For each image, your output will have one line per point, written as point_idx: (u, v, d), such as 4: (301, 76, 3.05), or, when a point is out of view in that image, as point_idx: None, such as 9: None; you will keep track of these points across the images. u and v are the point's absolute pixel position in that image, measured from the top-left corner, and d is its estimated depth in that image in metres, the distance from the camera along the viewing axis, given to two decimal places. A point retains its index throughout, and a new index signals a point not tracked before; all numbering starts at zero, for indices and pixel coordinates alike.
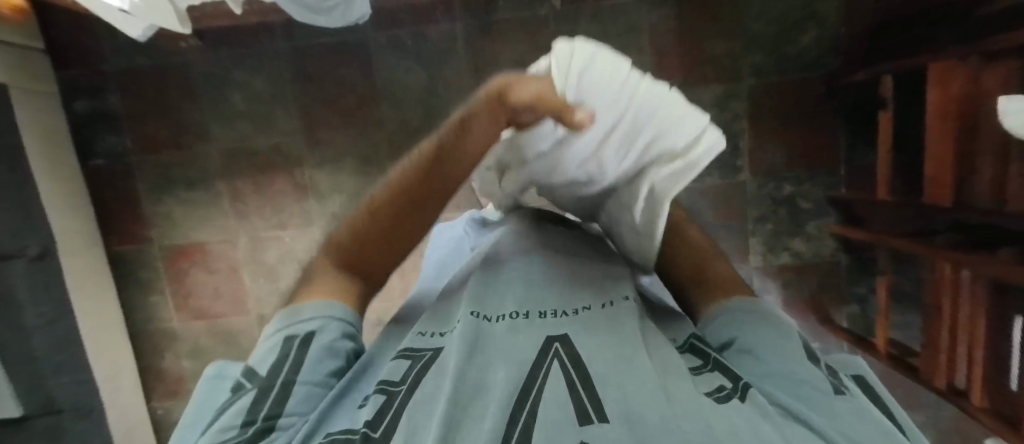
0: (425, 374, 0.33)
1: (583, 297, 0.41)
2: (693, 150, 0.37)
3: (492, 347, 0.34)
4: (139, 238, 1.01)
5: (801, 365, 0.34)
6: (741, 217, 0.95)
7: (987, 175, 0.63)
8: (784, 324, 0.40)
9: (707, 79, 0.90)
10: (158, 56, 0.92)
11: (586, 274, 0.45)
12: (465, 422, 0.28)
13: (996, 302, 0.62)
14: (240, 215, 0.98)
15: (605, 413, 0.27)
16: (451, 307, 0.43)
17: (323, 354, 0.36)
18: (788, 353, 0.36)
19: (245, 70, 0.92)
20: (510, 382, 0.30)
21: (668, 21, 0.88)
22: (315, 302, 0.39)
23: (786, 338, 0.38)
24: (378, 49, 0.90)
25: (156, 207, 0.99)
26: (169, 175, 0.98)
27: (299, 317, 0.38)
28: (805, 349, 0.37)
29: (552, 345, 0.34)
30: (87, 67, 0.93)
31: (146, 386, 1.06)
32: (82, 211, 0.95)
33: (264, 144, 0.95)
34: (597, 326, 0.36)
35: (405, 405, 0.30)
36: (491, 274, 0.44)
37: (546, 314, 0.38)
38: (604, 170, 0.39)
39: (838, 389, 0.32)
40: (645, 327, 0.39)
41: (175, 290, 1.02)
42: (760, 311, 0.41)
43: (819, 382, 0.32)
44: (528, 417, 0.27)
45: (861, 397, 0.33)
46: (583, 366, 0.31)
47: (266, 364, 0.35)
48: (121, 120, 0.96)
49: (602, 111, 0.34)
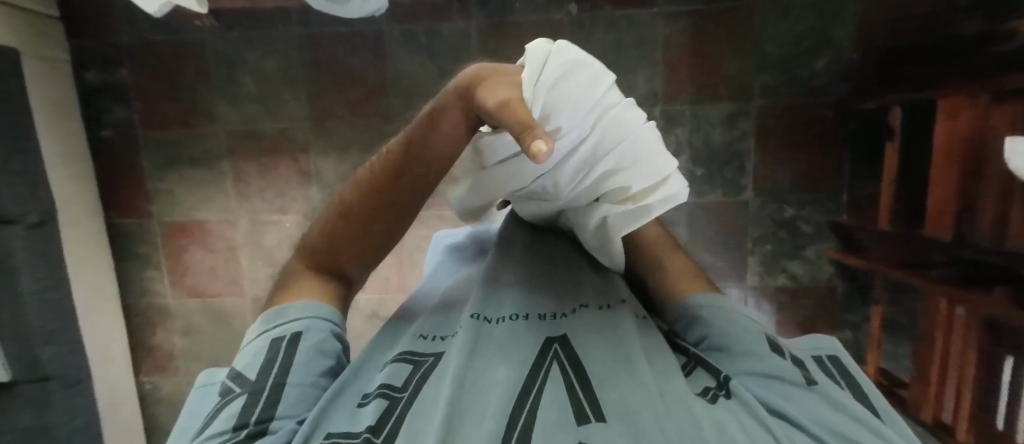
0: (428, 377, 0.33)
1: (580, 301, 0.41)
2: (649, 195, 0.35)
3: (492, 350, 0.34)
4: (140, 212, 1.01)
5: (771, 355, 0.36)
6: (741, 235, 0.95)
7: (988, 214, 0.62)
8: (748, 316, 0.41)
9: (718, 96, 0.91)
10: (171, 32, 0.92)
11: (578, 280, 0.44)
12: (466, 415, 0.28)
13: (988, 341, 0.61)
14: (242, 197, 0.98)
15: (602, 412, 0.28)
16: (450, 311, 0.44)
17: (311, 356, 0.36)
18: (754, 343, 0.37)
19: (257, 52, 0.92)
20: (511, 385, 0.30)
21: (683, 35, 0.89)
22: (304, 303, 0.40)
23: (751, 329, 0.38)
24: (392, 41, 0.90)
25: (158, 183, 0.99)
26: (174, 151, 0.98)
27: (281, 321, 0.38)
28: (770, 338, 0.38)
29: (551, 346, 0.35)
30: (99, 38, 0.93)
31: (136, 360, 1.06)
32: (85, 180, 0.95)
33: (272, 128, 0.95)
34: (593, 328, 0.37)
35: (411, 401, 0.31)
36: (486, 274, 0.44)
37: (545, 316, 0.39)
38: (559, 188, 0.37)
39: (810, 381, 0.33)
40: (644, 329, 0.39)
41: (171, 267, 1.02)
42: (722, 305, 0.41)
43: (791, 374, 0.34)
44: (529, 413, 0.28)
45: (831, 383, 0.34)
46: (580, 368, 0.32)
47: (254, 368, 0.35)
48: (131, 92, 0.96)
49: (569, 124, 0.31)
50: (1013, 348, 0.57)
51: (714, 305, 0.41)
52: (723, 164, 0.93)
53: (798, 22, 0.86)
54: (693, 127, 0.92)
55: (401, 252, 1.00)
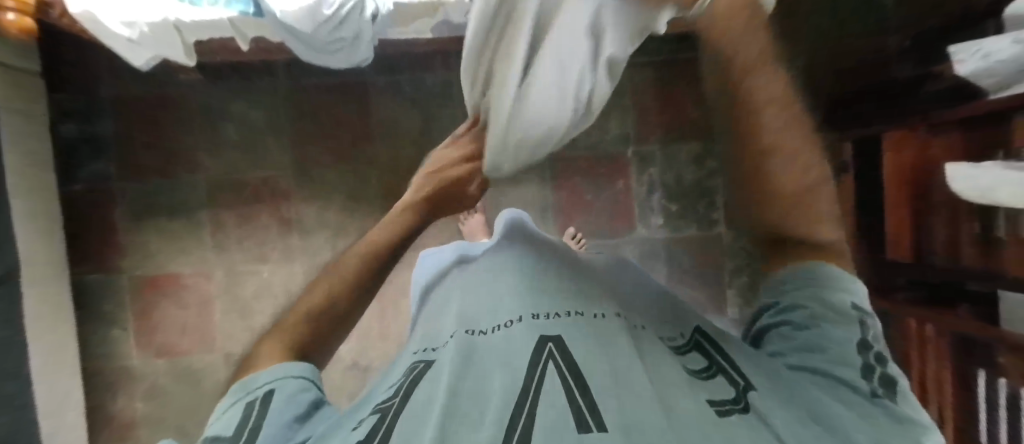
0: (419, 382, 0.32)
1: (573, 303, 0.39)
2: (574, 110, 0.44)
3: (484, 358, 0.32)
4: (109, 267, 0.97)
5: (846, 355, 0.36)
6: (719, 268, 0.99)
7: (942, 235, 0.67)
8: (853, 297, 0.39)
9: (686, 138, 0.97)
10: (156, 86, 0.94)
11: (573, 286, 0.43)
12: (458, 427, 0.25)
13: (959, 355, 0.64)
14: (219, 248, 0.96)
15: (604, 422, 0.24)
16: (440, 321, 0.43)
17: (286, 404, 0.34)
18: (834, 338, 0.37)
19: (243, 104, 0.94)
20: (510, 388, 0.28)
21: (651, 83, 0.96)
22: (272, 368, 0.37)
23: (841, 315, 0.38)
24: (376, 91, 0.94)
25: (132, 235, 0.96)
26: (151, 203, 0.96)
27: (254, 384, 0.36)
28: (862, 329, 0.37)
29: (546, 345, 0.32)
30: (84, 92, 0.94)
31: (92, 430, 0.97)
32: (55, 235, 0.92)
33: (254, 177, 0.96)
34: (591, 335, 0.34)
35: (398, 414, 0.28)
36: (483, 286, 0.44)
37: (541, 315, 0.36)
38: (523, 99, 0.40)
39: (876, 392, 0.34)
40: (638, 339, 0.36)
41: (140, 324, 0.97)
42: (826, 281, 0.40)
43: (858, 384, 0.34)
44: (525, 422, 0.25)
45: (908, 392, 0.34)
46: (577, 371, 0.29)
47: (226, 425, 0.33)
48: (111, 145, 0.95)
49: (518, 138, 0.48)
50: (983, 361, 0.60)
51: (815, 279, 0.41)
52: (695, 201, 0.98)
53: None
54: (664, 167, 0.98)
55: (384, 297, 0.98)
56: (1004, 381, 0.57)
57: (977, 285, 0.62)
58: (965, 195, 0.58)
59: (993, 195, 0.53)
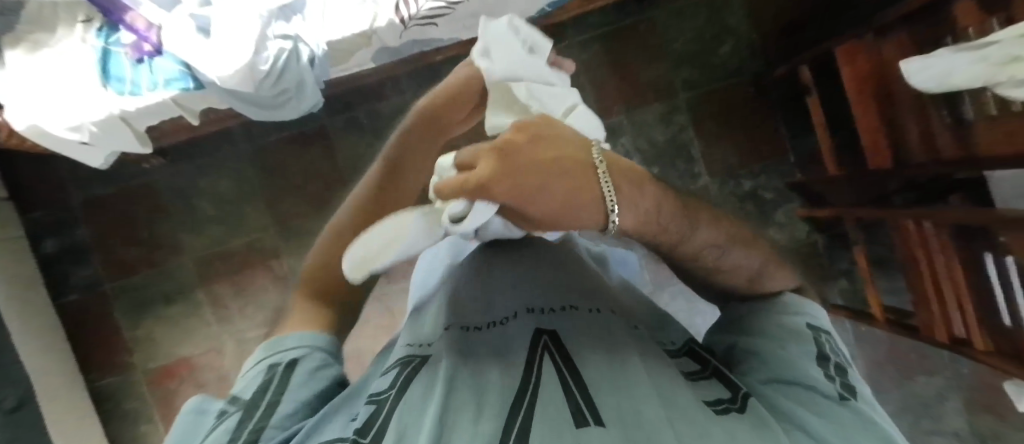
0: (415, 375, 0.31)
1: (568, 295, 0.38)
2: None
3: (479, 354, 0.31)
4: (121, 367, 0.97)
5: (804, 362, 0.30)
6: None
7: (915, 131, 0.67)
8: (807, 316, 0.34)
9: (647, 101, 0.99)
10: (124, 181, 0.95)
11: (572, 279, 0.40)
12: (455, 425, 0.24)
13: (963, 244, 0.63)
14: (222, 321, 0.96)
15: (602, 415, 0.24)
16: (428, 316, 0.41)
17: (308, 381, 0.30)
18: (793, 349, 0.31)
19: (211, 176, 0.95)
20: (509, 387, 0.27)
21: (599, 58, 0.98)
22: (301, 332, 0.33)
23: (796, 333, 0.32)
24: (337, 132, 0.95)
25: (135, 330, 0.97)
26: (145, 295, 0.96)
27: (280, 345, 0.32)
28: (817, 342, 0.31)
29: (541, 338, 0.32)
30: (55, 205, 0.95)
31: None
32: (60, 349, 0.92)
33: (240, 244, 0.96)
34: (587, 328, 0.33)
35: (393, 409, 0.27)
36: (472, 278, 0.41)
37: (535, 309, 0.36)
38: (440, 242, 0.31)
39: (843, 393, 0.27)
40: (635, 332, 0.34)
41: (164, 414, 0.97)
42: (780, 305, 0.35)
43: (819, 383, 0.28)
44: (525, 414, 0.24)
45: (873, 402, 0.28)
46: (574, 366, 0.28)
47: (247, 391, 0.29)
48: (92, 249, 0.96)
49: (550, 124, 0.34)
50: (987, 245, 0.59)
51: (769, 303, 0.36)
52: (673, 158, 0.99)
53: (695, 20, 0.97)
54: (635, 132, 0.99)
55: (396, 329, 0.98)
56: (1010, 258, 0.55)
57: (964, 171, 0.59)
58: (926, 88, 0.56)
59: (951, 83, 0.53)
